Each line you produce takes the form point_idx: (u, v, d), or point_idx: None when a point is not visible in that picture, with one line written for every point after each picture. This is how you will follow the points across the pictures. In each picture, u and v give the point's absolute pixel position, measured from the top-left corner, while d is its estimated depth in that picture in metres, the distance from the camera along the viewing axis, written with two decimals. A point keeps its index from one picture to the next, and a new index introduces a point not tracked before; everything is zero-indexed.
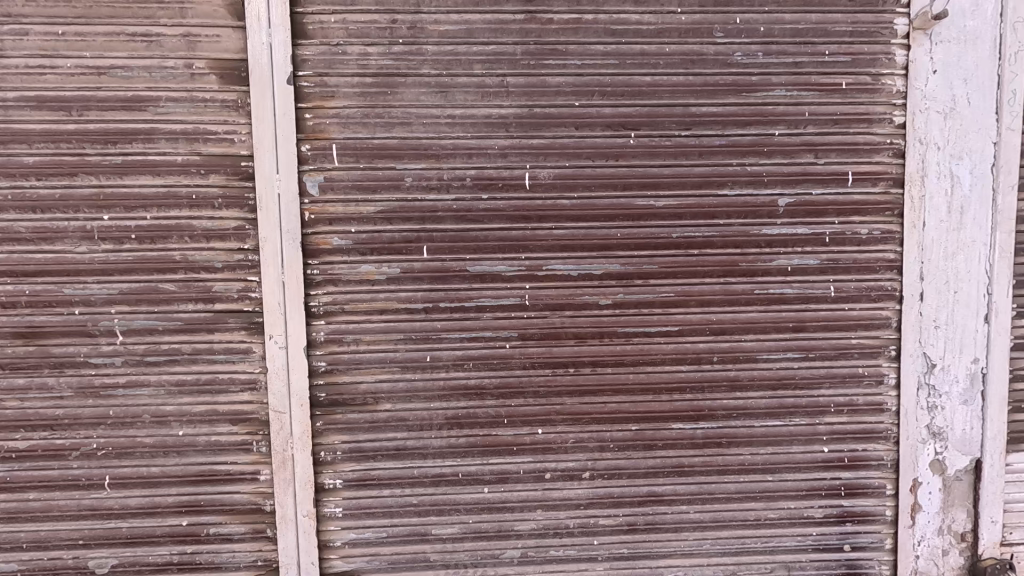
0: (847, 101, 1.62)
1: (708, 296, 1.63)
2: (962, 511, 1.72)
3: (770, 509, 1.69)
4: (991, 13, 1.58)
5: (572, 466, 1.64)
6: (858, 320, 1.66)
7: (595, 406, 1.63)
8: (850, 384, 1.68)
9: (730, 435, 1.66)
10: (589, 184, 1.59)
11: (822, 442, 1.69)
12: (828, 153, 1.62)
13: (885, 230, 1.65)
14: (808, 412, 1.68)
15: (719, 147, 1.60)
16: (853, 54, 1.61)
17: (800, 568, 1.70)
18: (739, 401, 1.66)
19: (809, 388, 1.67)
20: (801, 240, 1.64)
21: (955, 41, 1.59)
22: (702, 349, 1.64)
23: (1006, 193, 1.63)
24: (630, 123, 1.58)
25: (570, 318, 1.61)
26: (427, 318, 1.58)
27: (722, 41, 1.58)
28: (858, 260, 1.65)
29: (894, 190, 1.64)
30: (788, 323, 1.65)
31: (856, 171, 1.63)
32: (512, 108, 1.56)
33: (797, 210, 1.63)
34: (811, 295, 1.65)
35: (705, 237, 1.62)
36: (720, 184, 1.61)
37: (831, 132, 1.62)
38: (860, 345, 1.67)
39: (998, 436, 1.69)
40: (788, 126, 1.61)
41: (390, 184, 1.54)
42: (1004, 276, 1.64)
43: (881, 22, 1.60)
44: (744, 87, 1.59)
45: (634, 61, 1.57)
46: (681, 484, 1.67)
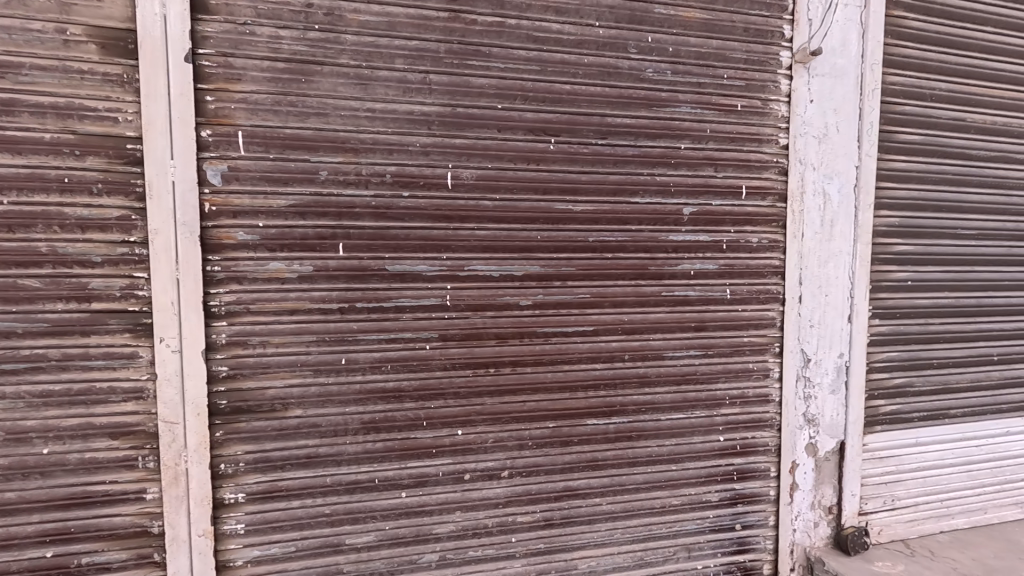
0: (742, 121, 1.79)
1: (621, 298, 1.73)
2: (829, 487, 1.96)
3: (673, 495, 1.81)
4: (855, 54, 1.84)
5: (491, 465, 1.65)
6: (749, 320, 1.84)
7: (515, 405, 1.66)
8: (742, 377, 1.85)
9: (638, 429, 1.76)
10: (511, 187, 1.61)
11: (719, 432, 1.84)
12: (725, 167, 1.78)
13: (771, 239, 1.84)
14: (707, 404, 1.82)
15: (632, 157, 1.70)
16: (747, 79, 1.77)
17: (698, 548, 1.85)
18: (648, 396, 1.77)
19: (708, 382, 1.82)
20: (702, 247, 1.78)
21: (827, 76, 1.82)
22: (615, 348, 1.73)
23: (866, 210, 1.89)
24: (551, 129, 1.63)
25: (490, 318, 1.62)
26: (342, 319, 1.51)
27: (635, 58, 1.67)
28: (750, 266, 1.83)
29: (779, 203, 1.84)
30: (690, 322, 1.79)
31: (749, 186, 1.80)
32: (435, 106, 1.54)
33: (699, 219, 1.77)
34: (710, 297, 1.80)
35: (619, 241, 1.71)
36: (633, 192, 1.71)
37: (728, 149, 1.78)
38: (751, 343, 1.85)
39: (858, 420, 1.95)
40: (692, 141, 1.75)
41: (303, 177, 1.45)
42: (863, 282, 1.90)
43: (770, 53, 1.78)
44: (654, 102, 1.70)
45: (555, 69, 1.62)
46: (594, 477, 1.74)
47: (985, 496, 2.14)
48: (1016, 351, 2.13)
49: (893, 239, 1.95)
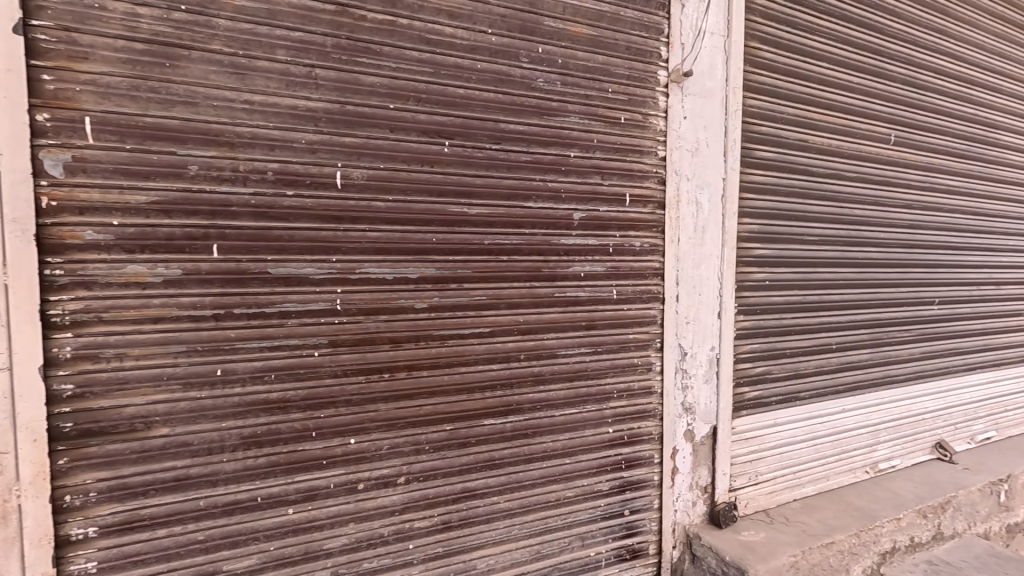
0: (625, 133, 1.92)
1: (516, 299, 1.77)
2: (704, 468, 2.16)
3: (567, 488, 1.90)
4: (721, 77, 2.05)
5: (386, 473, 1.61)
6: (633, 318, 1.98)
7: (411, 410, 1.63)
8: (628, 372, 1.99)
9: (534, 425, 1.82)
10: (404, 188, 1.59)
11: (608, 424, 1.96)
12: (611, 176, 1.90)
13: (652, 243, 1.99)
14: (597, 399, 1.93)
15: (525, 163, 1.76)
16: (629, 94, 1.91)
17: (591, 536, 1.95)
18: (543, 394, 1.83)
19: (598, 377, 1.93)
20: (591, 250, 1.88)
21: (698, 95, 2.01)
22: (511, 348, 1.77)
23: (731, 218, 2.11)
24: (445, 132, 1.63)
25: (385, 322, 1.59)
26: (217, 327, 1.39)
27: (527, 67, 1.73)
28: (634, 268, 1.96)
29: (659, 211, 2.00)
30: (581, 321, 1.88)
31: (631, 193, 1.94)
32: (322, 101, 1.47)
33: (588, 224, 1.87)
34: (599, 297, 1.91)
35: (513, 244, 1.75)
36: (526, 197, 1.77)
37: (613, 158, 1.90)
38: (635, 339, 1.99)
39: (727, 406, 2.17)
40: (580, 150, 1.85)
41: (169, 171, 1.32)
42: (729, 282, 2.13)
43: (649, 71, 1.94)
44: (545, 111, 1.77)
45: (448, 72, 1.62)
46: (492, 476, 1.77)
47: (827, 465, 2.49)
48: (848, 340, 2.50)
49: (753, 244, 2.20)
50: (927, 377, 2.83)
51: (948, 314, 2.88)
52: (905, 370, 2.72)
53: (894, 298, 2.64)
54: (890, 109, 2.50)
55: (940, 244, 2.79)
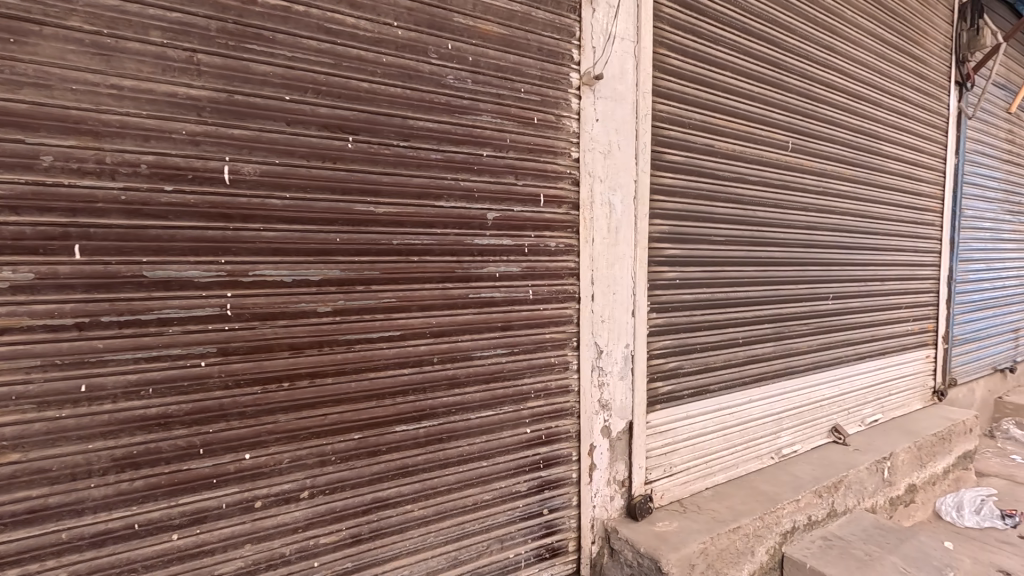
0: (538, 134, 1.92)
1: (428, 301, 1.73)
2: (621, 463, 2.21)
3: (485, 491, 1.87)
4: (631, 82, 2.10)
5: (287, 488, 1.51)
6: (549, 318, 1.99)
7: (314, 420, 1.54)
8: (545, 371, 2.00)
9: (449, 429, 1.78)
10: (303, 185, 1.50)
11: (526, 424, 1.96)
12: (525, 176, 1.90)
13: (567, 244, 2.01)
14: (513, 400, 1.93)
15: (436, 161, 1.71)
16: (542, 95, 1.92)
17: (510, 538, 1.94)
18: (458, 397, 1.80)
19: (514, 378, 1.93)
20: (506, 250, 1.87)
21: (610, 99, 2.06)
22: (423, 351, 1.72)
23: (643, 219, 2.18)
24: (348, 126, 1.55)
25: (283, 328, 1.49)
26: (81, 337, 1.25)
27: (436, 64, 1.69)
28: (550, 268, 1.97)
29: (573, 211, 2.02)
30: (497, 322, 1.87)
31: (546, 194, 1.95)
32: (205, 89, 1.35)
33: (502, 224, 1.86)
34: (515, 298, 1.90)
35: (424, 244, 1.71)
36: (437, 196, 1.72)
37: (527, 158, 1.90)
38: (552, 339, 2.00)
39: (642, 401, 2.24)
40: (493, 149, 1.83)
41: (15, 161, 1.16)
42: (642, 281, 2.19)
43: (561, 73, 1.95)
44: (456, 109, 1.74)
45: (351, 65, 1.54)
46: (405, 484, 1.71)
47: (736, 453, 2.64)
48: (753, 335, 2.65)
49: (664, 244, 2.28)
50: (823, 367, 3.06)
51: (840, 308, 3.13)
52: (804, 361, 2.93)
53: (793, 295, 2.83)
54: (787, 119, 2.69)
55: (832, 245, 3.03)
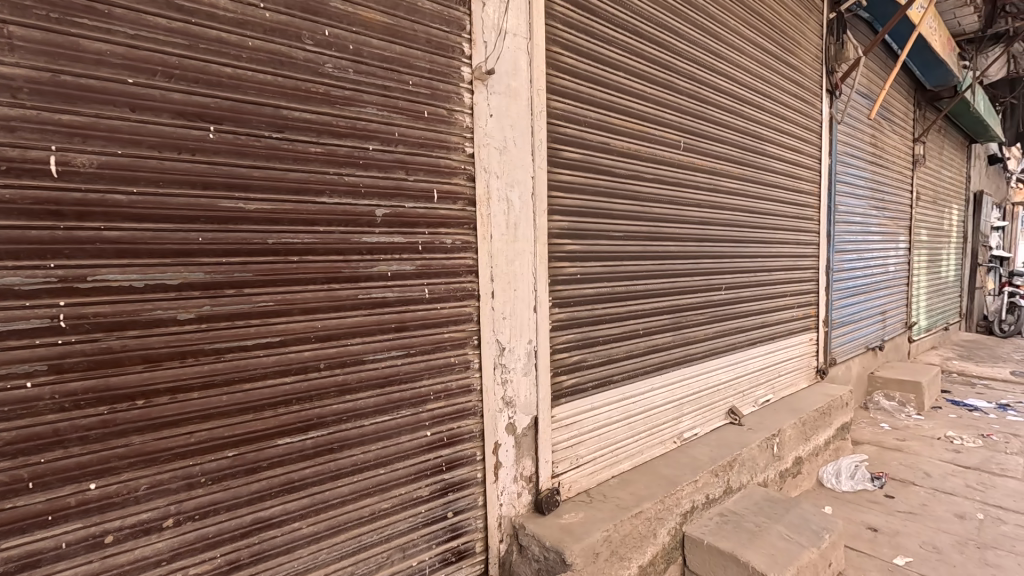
0: (430, 128, 1.87)
1: (312, 303, 1.62)
2: (528, 459, 2.22)
3: (383, 499, 1.80)
4: (525, 79, 2.11)
5: (146, 518, 1.36)
6: (448, 317, 1.95)
7: (178, 439, 1.39)
8: (445, 372, 1.95)
9: (340, 438, 1.69)
10: (155, 179, 1.34)
11: (426, 427, 1.90)
12: (417, 171, 1.84)
13: (464, 241, 1.98)
14: (412, 403, 1.87)
15: (316, 155, 1.60)
16: (431, 88, 1.86)
17: (412, 546, 1.87)
18: (349, 403, 1.70)
19: (412, 381, 1.87)
20: (398, 248, 1.80)
21: (503, 95, 2.05)
22: (307, 358, 1.61)
23: (541, 215, 2.19)
24: (208, 114, 1.41)
25: (135, 339, 1.33)
26: None
27: (312, 50, 1.58)
28: (446, 265, 1.93)
29: (469, 208, 1.99)
30: (390, 323, 1.80)
31: (439, 190, 1.90)
32: (21, 67, 1.17)
33: (392, 221, 1.78)
34: (409, 297, 1.84)
35: (305, 243, 1.60)
36: (318, 192, 1.62)
37: (418, 153, 1.84)
38: (451, 338, 1.96)
39: (546, 396, 2.25)
40: (381, 143, 1.75)
41: None
42: (542, 277, 2.20)
43: (451, 66, 1.91)
44: (336, 99, 1.64)
45: (209, 47, 1.40)
46: (291, 501, 1.59)
47: (640, 440, 2.74)
48: (653, 326, 2.77)
49: (563, 240, 2.31)
50: (719, 354, 3.27)
51: (732, 297, 3.36)
52: (701, 348, 3.11)
53: (689, 286, 2.99)
54: (678, 118, 2.83)
55: (723, 238, 3.24)
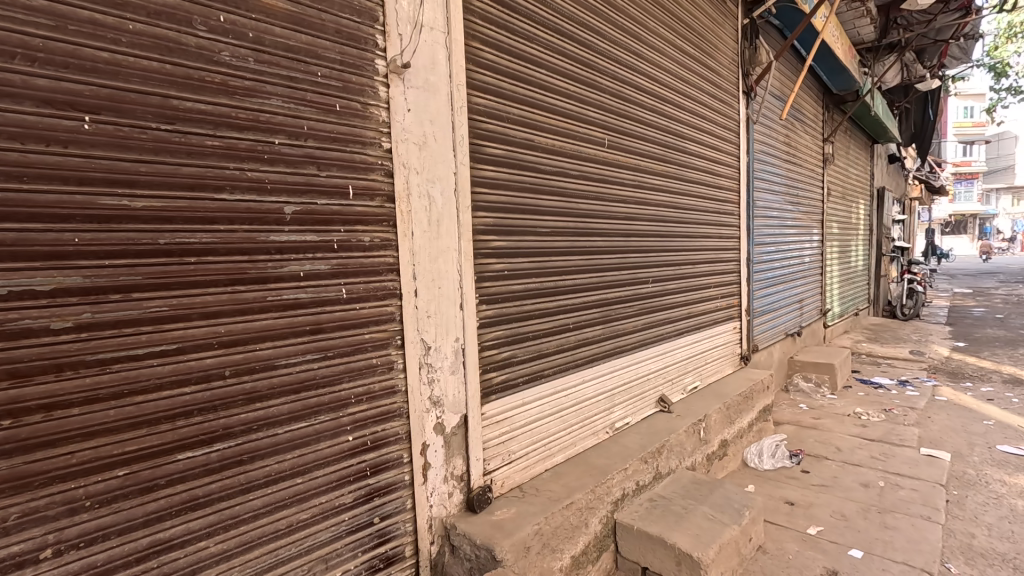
0: (342, 122, 1.80)
1: (213, 307, 1.52)
2: (459, 458, 2.19)
3: (302, 510, 1.72)
4: (444, 73, 2.07)
5: (18, 550, 1.22)
6: (368, 317, 1.89)
7: (56, 461, 1.26)
8: (367, 374, 1.89)
9: (250, 449, 1.59)
10: (19, 173, 1.21)
11: (347, 432, 1.84)
12: (329, 167, 1.77)
13: (383, 239, 1.92)
14: (331, 408, 1.79)
15: (213, 148, 1.50)
16: (343, 81, 1.79)
17: (336, 556, 1.80)
18: (260, 412, 1.61)
19: (330, 385, 1.79)
20: (311, 247, 1.72)
21: (421, 89, 2.01)
22: (210, 365, 1.51)
23: (464, 211, 2.17)
24: (83, 103, 1.28)
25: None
26: None
27: (206, 36, 1.47)
28: (365, 264, 1.87)
29: (388, 204, 1.93)
30: (304, 326, 1.72)
31: (355, 186, 1.83)
32: None
33: (304, 218, 1.70)
34: (325, 297, 1.76)
35: (204, 243, 1.49)
36: (218, 188, 1.51)
37: (330, 147, 1.77)
38: (372, 339, 1.90)
39: (476, 394, 2.24)
40: (287, 137, 1.66)
41: None
42: (468, 274, 2.18)
43: (364, 58, 1.85)
44: (236, 90, 1.54)
45: (82, 29, 1.28)
46: (195, 519, 1.49)
47: (572, 433, 2.78)
48: (582, 320, 2.82)
49: (489, 236, 2.31)
50: (648, 344, 3.38)
51: (659, 290, 3.48)
52: (630, 340, 3.21)
53: (617, 280, 3.07)
54: (600, 116, 2.89)
55: (649, 233, 3.35)
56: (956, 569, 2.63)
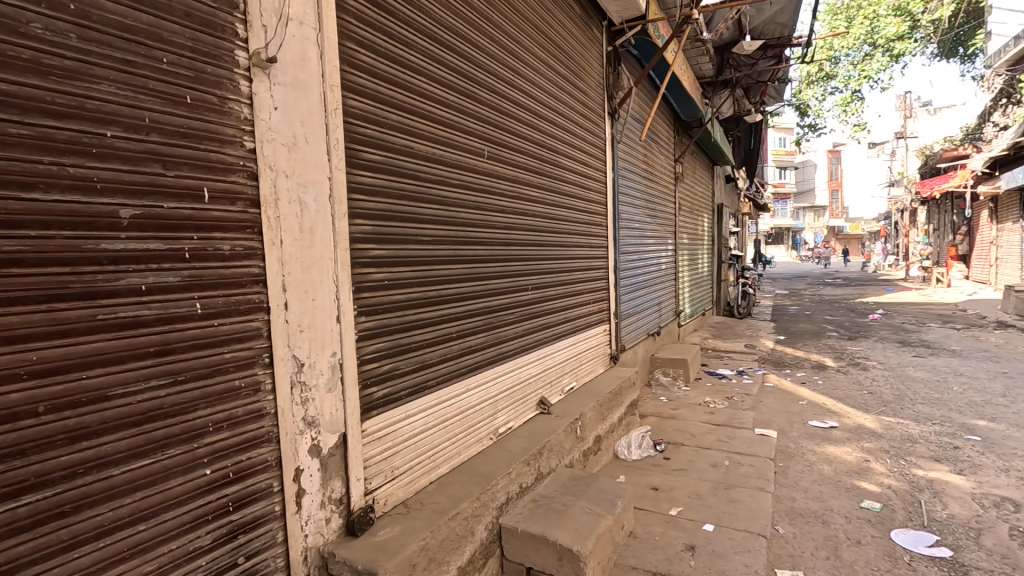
0: (194, 116, 1.60)
1: (22, 330, 1.25)
2: (338, 480, 2.05)
3: (146, 561, 1.48)
4: (316, 72, 1.95)
5: None
6: (229, 334, 1.69)
7: None
8: (227, 398, 1.69)
9: (75, 497, 1.34)
10: None
11: (203, 466, 1.63)
12: (178, 166, 1.56)
13: (247, 246, 1.74)
14: (183, 439, 1.58)
15: (21, 138, 1.24)
16: (194, 70, 1.60)
17: None
18: (89, 450, 1.36)
19: (182, 413, 1.58)
20: (156, 256, 1.50)
21: (290, 86, 1.87)
22: (19, 401, 1.24)
23: (340, 218, 2.05)
24: None
25: None
26: None
27: (10, 2, 1.22)
28: (224, 275, 1.67)
29: (252, 210, 1.76)
30: (149, 348, 1.49)
31: (211, 188, 1.64)
32: None
33: (145, 223, 1.48)
34: (174, 314, 1.55)
35: (9, 252, 1.23)
36: (28, 186, 1.26)
37: (179, 144, 1.56)
38: (234, 358, 1.71)
39: (355, 411, 2.12)
40: (123, 129, 1.43)
41: None
42: (344, 284, 2.07)
43: (221, 47, 1.67)
44: (53, 70, 1.30)
45: None
46: None
47: (457, 442, 2.78)
48: (464, 328, 2.84)
49: (367, 244, 2.21)
50: (528, 349, 3.51)
51: (537, 297, 3.63)
52: (512, 346, 3.30)
53: (498, 288, 3.15)
54: (479, 127, 2.96)
55: (527, 242, 3.48)
56: (782, 530, 3.10)
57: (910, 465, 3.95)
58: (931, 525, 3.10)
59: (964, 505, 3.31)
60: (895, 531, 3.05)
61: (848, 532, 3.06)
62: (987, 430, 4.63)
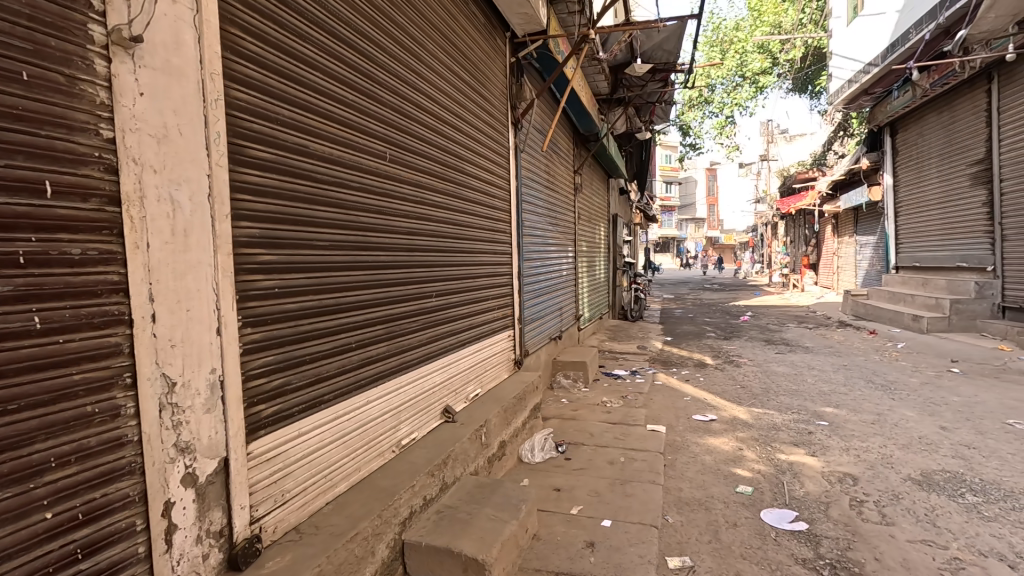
0: (33, 96, 1.37)
1: None
2: (219, 510, 1.83)
3: None
4: (192, 57, 1.75)
5: None
6: (79, 353, 1.46)
7: None
8: (77, 428, 1.45)
9: None
10: None
11: (43, 508, 1.38)
12: (12, 154, 1.33)
13: (103, 251, 1.51)
14: (16, 479, 1.33)
15: None
16: (34, 43, 1.37)
17: None
18: None
19: (14, 449, 1.33)
20: None
21: (161, 71, 1.65)
22: None
23: (221, 220, 1.86)
24: None
25: None
26: None
27: None
28: (73, 283, 1.44)
29: (110, 208, 1.53)
30: None
31: (56, 181, 1.41)
32: None
33: None
34: (5, 330, 1.31)
35: None
36: None
37: (12, 128, 1.33)
38: (86, 381, 1.47)
39: (239, 432, 1.92)
40: None
41: None
42: (226, 293, 1.87)
43: (70, 19, 1.44)
44: None
45: None
46: None
47: (356, 458, 2.64)
48: (364, 338, 2.72)
49: (254, 249, 2.02)
50: (431, 358, 3.45)
51: (441, 304, 3.59)
52: (415, 354, 3.23)
53: (401, 295, 3.07)
54: (381, 130, 2.87)
55: (431, 248, 3.44)
56: (671, 519, 3.34)
57: (775, 450, 4.47)
58: (792, 503, 3.53)
59: (817, 482, 3.81)
60: (764, 511, 3.42)
61: (726, 515, 3.38)
62: (832, 416, 5.38)
